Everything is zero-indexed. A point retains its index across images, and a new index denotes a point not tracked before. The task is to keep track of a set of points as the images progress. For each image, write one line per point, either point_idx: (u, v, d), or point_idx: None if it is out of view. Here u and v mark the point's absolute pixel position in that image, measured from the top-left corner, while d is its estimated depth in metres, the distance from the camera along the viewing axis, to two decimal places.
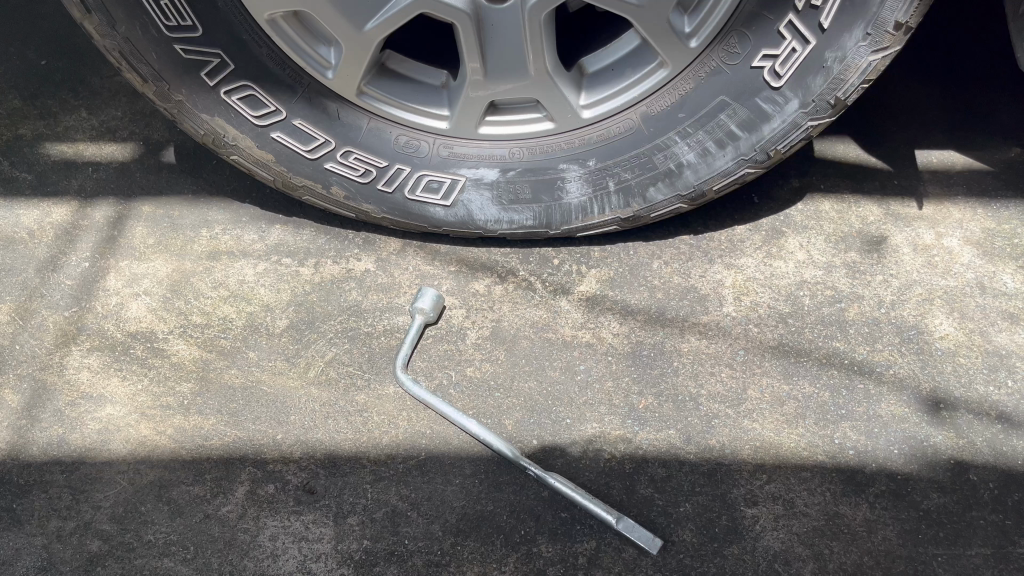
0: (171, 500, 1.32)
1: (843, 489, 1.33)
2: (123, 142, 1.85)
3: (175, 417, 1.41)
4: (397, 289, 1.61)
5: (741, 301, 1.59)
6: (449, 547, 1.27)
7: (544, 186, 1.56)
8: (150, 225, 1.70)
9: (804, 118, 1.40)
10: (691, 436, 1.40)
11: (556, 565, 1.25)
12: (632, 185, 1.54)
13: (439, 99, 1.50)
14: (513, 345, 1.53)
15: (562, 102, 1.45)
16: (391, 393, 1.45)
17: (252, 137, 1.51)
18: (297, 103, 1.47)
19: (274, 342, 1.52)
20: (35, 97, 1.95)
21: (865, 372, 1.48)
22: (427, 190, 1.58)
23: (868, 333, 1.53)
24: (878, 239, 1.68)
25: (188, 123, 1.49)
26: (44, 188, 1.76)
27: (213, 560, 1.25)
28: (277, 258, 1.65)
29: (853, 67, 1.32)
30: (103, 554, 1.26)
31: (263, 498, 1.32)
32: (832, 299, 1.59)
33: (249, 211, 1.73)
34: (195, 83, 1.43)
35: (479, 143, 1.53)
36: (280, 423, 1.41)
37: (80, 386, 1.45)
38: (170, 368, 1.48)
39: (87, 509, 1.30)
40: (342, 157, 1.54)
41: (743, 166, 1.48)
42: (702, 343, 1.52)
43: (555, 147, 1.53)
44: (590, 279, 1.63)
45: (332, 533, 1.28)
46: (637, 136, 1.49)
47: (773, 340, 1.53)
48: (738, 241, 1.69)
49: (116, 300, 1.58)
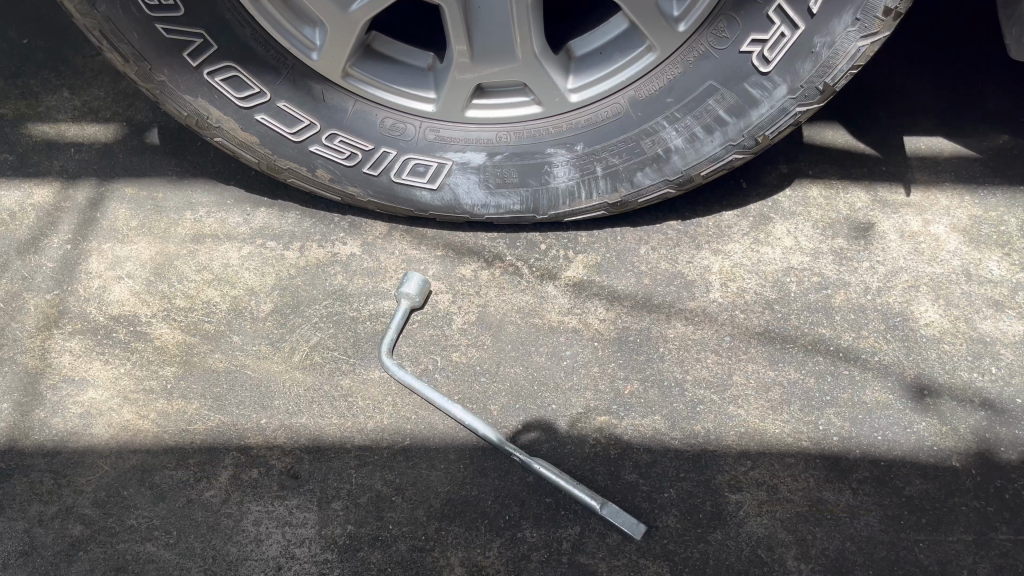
0: (155, 485, 1.31)
1: (827, 476, 1.34)
2: (106, 123, 1.83)
3: (158, 402, 1.40)
4: (383, 273, 1.60)
5: (728, 287, 1.59)
6: (433, 532, 1.27)
7: (531, 171, 1.55)
8: (133, 208, 1.68)
9: (793, 103, 1.39)
10: (676, 422, 1.40)
11: (541, 551, 1.25)
12: (620, 170, 1.53)
13: (425, 81, 1.48)
14: (499, 330, 1.52)
15: (549, 86, 1.44)
16: (376, 377, 1.45)
17: (236, 119, 1.49)
18: (280, 85, 1.45)
19: (258, 326, 1.51)
20: (17, 76, 1.91)
21: (850, 359, 1.48)
22: (414, 173, 1.57)
23: (853, 319, 1.54)
24: (866, 225, 1.68)
25: (170, 103, 1.47)
26: (25, 168, 1.73)
27: (196, 544, 1.25)
28: (262, 241, 1.63)
29: (842, 53, 1.31)
30: (86, 538, 1.25)
31: (246, 483, 1.31)
32: (819, 285, 1.59)
33: (234, 193, 1.71)
34: (177, 64, 1.41)
35: (465, 127, 1.52)
36: (264, 408, 1.40)
37: (62, 370, 1.44)
38: (154, 352, 1.47)
39: (69, 494, 1.30)
40: (328, 139, 1.52)
41: (730, 152, 1.47)
42: (688, 329, 1.52)
43: (542, 132, 1.51)
44: (576, 265, 1.63)
45: (316, 517, 1.28)
46: (625, 121, 1.48)
47: (759, 326, 1.53)
48: (725, 227, 1.68)
49: (98, 282, 1.56)
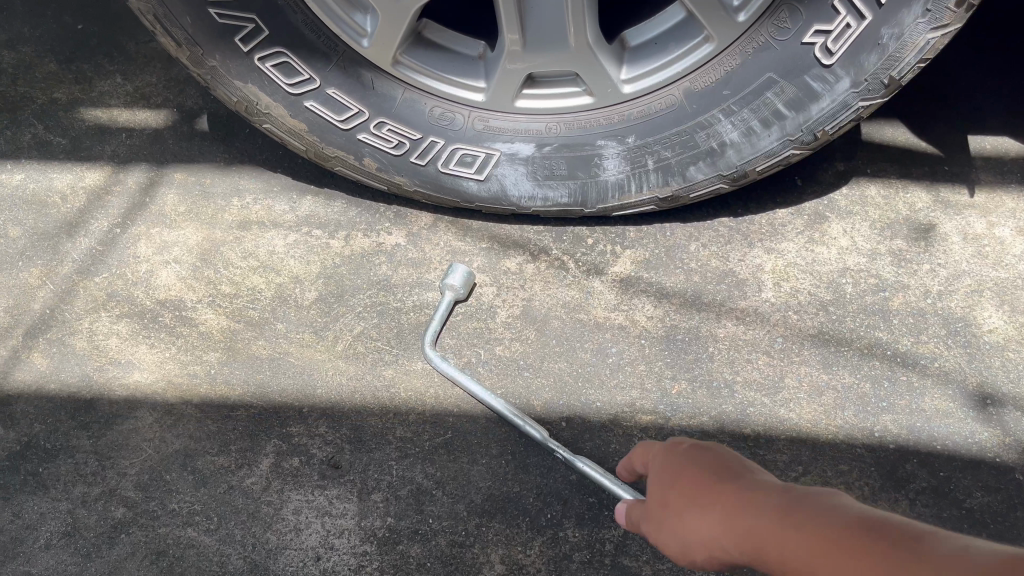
0: (197, 470, 1.31)
1: (881, 485, 1.30)
2: (157, 109, 1.83)
3: (202, 387, 1.40)
4: (428, 264, 1.58)
5: (781, 287, 1.54)
6: (473, 528, 1.25)
7: (581, 163, 1.52)
8: (181, 193, 1.68)
9: (855, 97, 1.34)
10: (725, 424, 1.37)
11: (582, 551, 1.23)
12: (672, 163, 1.49)
13: (475, 71, 1.46)
14: (544, 324, 1.50)
15: (602, 76, 1.41)
16: (419, 369, 1.43)
17: (285, 106, 1.47)
18: (331, 72, 1.44)
19: (303, 314, 1.50)
20: (71, 61, 1.92)
21: (908, 365, 1.43)
22: (461, 163, 1.54)
23: (912, 323, 1.48)
24: (926, 227, 1.62)
25: (220, 90, 1.46)
26: (77, 152, 1.75)
27: (236, 531, 1.25)
28: (308, 230, 1.63)
29: (910, 45, 1.25)
30: (128, 521, 1.26)
31: (287, 471, 1.31)
32: (877, 287, 1.53)
33: (281, 180, 1.71)
34: (229, 48, 1.40)
35: (515, 117, 1.49)
36: (307, 396, 1.39)
37: (109, 352, 1.45)
38: (199, 338, 1.47)
39: (113, 476, 1.30)
40: (376, 128, 1.50)
41: (788, 147, 1.43)
42: (739, 329, 1.48)
43: (593, 123, 1.48)
44: (624, 260, 1.59)
45: (355, 509, 1.27)
46: (679, 113, 1.44)
47: (813, 328, 1.48)
48: (780, 225, 1.63)
49: (146, 267, 1.57)
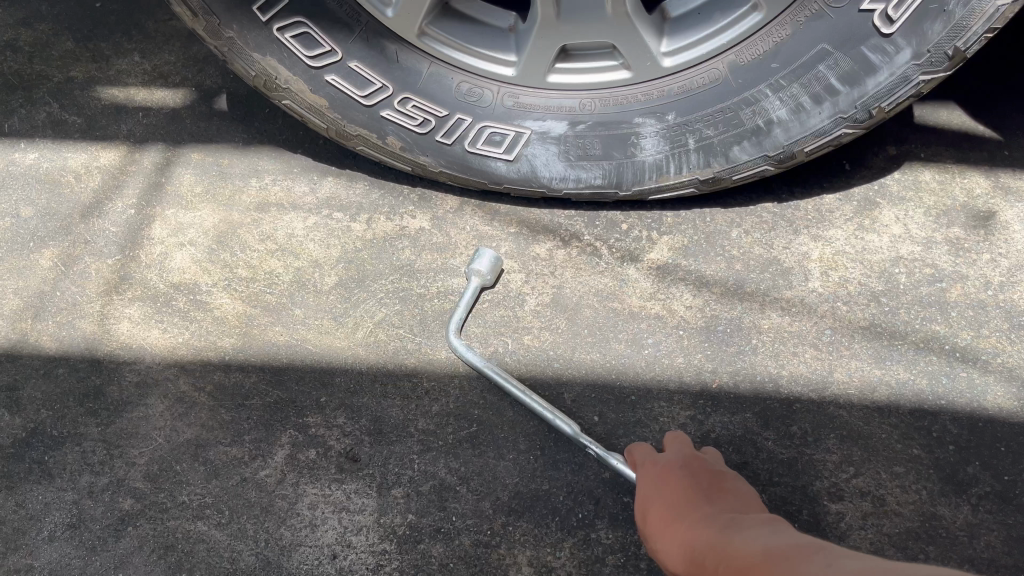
0: (208, 461, 1.24)
1: (941, 489, 1.20)
2: (175, 88, 1.77)
3: (215, 374, 1.34)
4: (453, 249, 1.50)
5: (829, 276, 1.44)
6: (499, 527, 1.17)
7: (616, 142, 1.43)
8: (197, 174, 1.62)
9: (916, 71, 1.25)
10: (770, 421, 1.28)
11: (617, 554, 1.15)
12: (714, 142, 1.40)
13: (505, 44, 1.38)
14: (575, 313, 1.41)
15: (641, 49, 1.32)
16: (442, 358, 1.35)
17: (305, 79, 1.40)
18: (354, 43, 1.37)
19: (322, 299, 1.43)
20: (89, 39, 1.87)
21: (969, 360, 1.33)
22: (489, 142, 1.46)
23: (972, 316, 1.38)
24: (986, 214, 1.51)
25: (238, 63, 1.39)
26: (93, 131, 1.69)
27: (249, 526, 1.18)
28: (328, 212, 1.55)
29: (979, 13, 1.16)
30: (136, 513, 1.19)
31: (303, 464, 1.24)
32: (933, 277, 1.43)
33: (302, 162, 1.64)
34: (247, 19, 1.33)
35: (547, 93, 1.41)
36: (324, 385, 1.32)
37: (120, 336, 1.38)
38: (214, 323, 1.40)
39: (121, 465, 1.24)
40: (400, 104, 1.43)
41: (840, 125, 1.33)
42: (784, 320, 1.39)
43: (630, 99, 1.40)
44: (661, 247, 1.50)
45: (374, 505, 1.19)
46: (722, 89, 1.35)
47: (864, 320, 1.38)
48: (827, 211, 1.53)
49: (160, 249, 1.50)
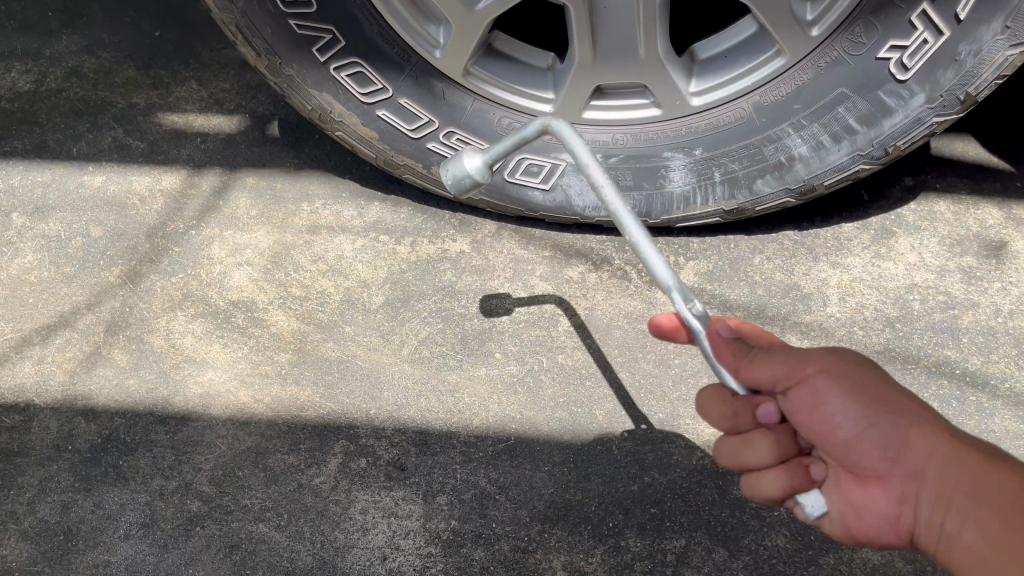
0: (267, 467, 1.35)
1: None
2: (230, 114, 1.89)
3: (272, 386, 1.45)
4: (492, 271, 1.60)
5: (846, 302, 1.53)
6: (535, 533, 1.27)
7: (646, 174, 1.52)
8: (252, 197, 1.73)
9: (929, 113, 1.34)
10: None
11: (645, 560, 1.24)
12: (739, 176, 1.48)
13: (544, 82, 1.48)
14: (606, 334, 1.51)
15: (671, 88, 1.42)
16: (482, 374, 1.45)
17: (358, 114, 1.51)
18: (403, 81, 1.48)
19: (370, 318, 1.53)
20: (149, 67, 1.99)
21: (978, 385, 1.41)
22: (527, 173, 1.57)
23: (982, 342, 1.46)
24: (998, 244, 1.59)
25: (296, 97, 1.50)
26: (155, 155, 1.81)
27: (306, 528, 1.29)
28: (375, 235, 1.66)
29: (988, 62, 1.26)
30: (203, 514, 1.30)
31: (355, 471, 1.34)
32: (945, 305, 1.51)
33: (349, 186, 1.75)
34: (307, 59, 1.44)
35: (582, 128, 1.51)
36: (373, 398, 1.42)
37: (184, 350, 1.50)
38: (270, 338, 1.51)
39: (188, 470, 1.35)
40: (445, 137, 1.54)
41: (857, 162, 1.42)
42: (803, 343, 1.48)
43: (661, 135, 1.49)
44: (687, 272, 1.59)
45: (420, 510, 1.30)
46: (747, 127, 1.45)
47: (879, 344, 1.47)
48: (845, 239, 1.62)
49: (220, 268, 1.62)
